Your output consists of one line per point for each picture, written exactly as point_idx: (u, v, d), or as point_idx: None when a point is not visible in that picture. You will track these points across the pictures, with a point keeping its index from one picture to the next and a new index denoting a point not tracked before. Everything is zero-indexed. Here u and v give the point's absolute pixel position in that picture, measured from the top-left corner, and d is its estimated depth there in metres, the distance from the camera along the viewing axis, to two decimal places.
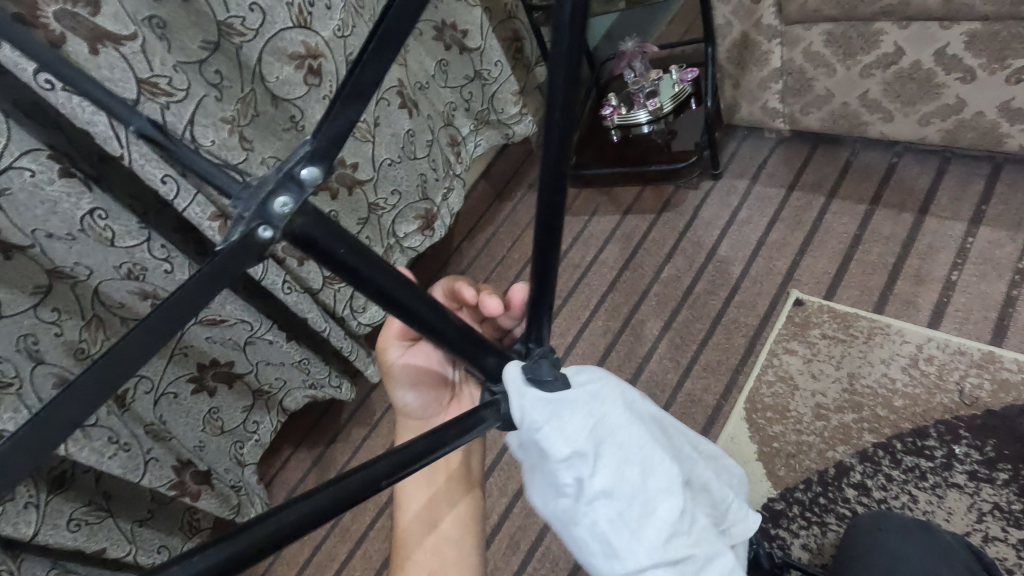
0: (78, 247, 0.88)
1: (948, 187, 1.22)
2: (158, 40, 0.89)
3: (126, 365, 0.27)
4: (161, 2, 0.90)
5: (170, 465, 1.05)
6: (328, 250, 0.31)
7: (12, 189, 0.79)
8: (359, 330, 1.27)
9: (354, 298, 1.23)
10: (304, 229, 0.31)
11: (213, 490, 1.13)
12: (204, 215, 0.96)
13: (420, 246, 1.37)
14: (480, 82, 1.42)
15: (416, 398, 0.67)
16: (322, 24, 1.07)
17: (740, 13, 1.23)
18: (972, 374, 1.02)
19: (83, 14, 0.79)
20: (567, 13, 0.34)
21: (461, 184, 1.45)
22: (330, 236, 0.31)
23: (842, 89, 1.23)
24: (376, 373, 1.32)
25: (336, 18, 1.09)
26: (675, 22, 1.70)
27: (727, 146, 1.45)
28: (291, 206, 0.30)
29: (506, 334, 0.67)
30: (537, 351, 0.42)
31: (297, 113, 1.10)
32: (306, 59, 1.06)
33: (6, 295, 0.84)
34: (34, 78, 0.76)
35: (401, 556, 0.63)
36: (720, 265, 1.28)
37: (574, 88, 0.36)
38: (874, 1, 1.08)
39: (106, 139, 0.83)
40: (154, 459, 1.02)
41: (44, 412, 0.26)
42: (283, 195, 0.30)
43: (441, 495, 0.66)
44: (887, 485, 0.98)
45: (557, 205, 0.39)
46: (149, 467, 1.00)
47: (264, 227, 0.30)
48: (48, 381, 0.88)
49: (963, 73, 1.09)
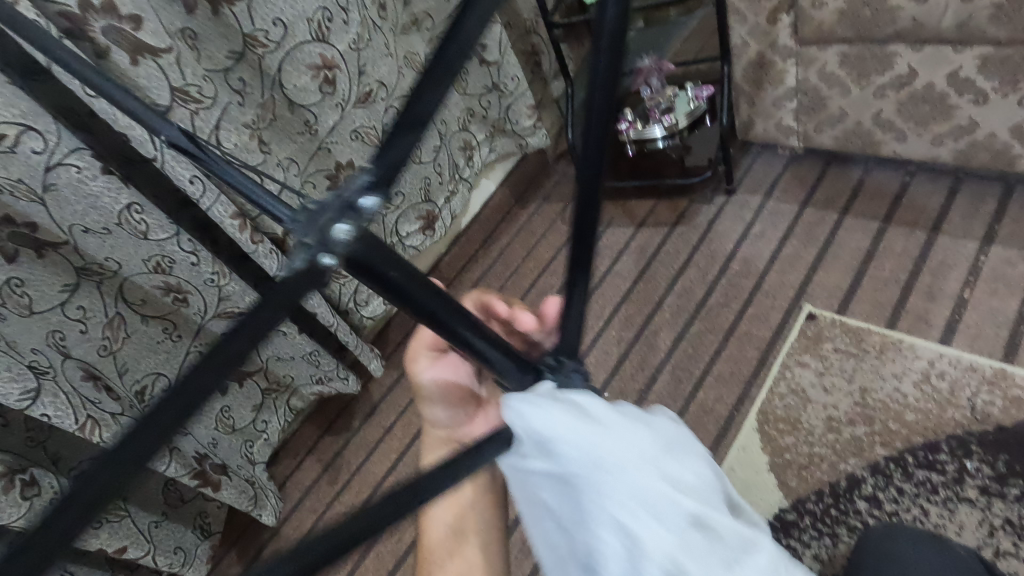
0: (111, 241, 0.90)
1: (960, 206, 1.24)
2: (189, 53, 0.94)
3: (213, 383, 0.28)
4: (194, 15, 0.95)
5: (191, 455, 1.08)
6: (385, 276, 0.33)
7: (58, 185, 0.83)
8: (361, 323, 1.32)
9: (359, 292, 1.28)
10: (359, 254, 0.32)
11: (232, 480, 1.15)
12: (226, 214, 0.98)
13: (421, 245, 1.40)
14: (497, 93, 1.45)
15: (445, 410, 0.69)
16: (339, 38, 1.09)
17: (756, 33, 1.26)
18: (984, 391, 1.03)
19: (126, 29, 0.84)
20: (605, 31, 0.40)
21: (466, 187, 1.49)
22: (385, 260, 0.33)
23: (856, 108, 1.26)
24: (380, 367, 1.34)
25: (352, 32, 1.11)
26: (691, 39, 1.74)
27: (742, 162, 1.48)
28: (351, 233, 0.31)
29: (533, 349, 0.69)
30: (569, 364, 0.44)
31: (311, 117, 1.13)
32: (322, 70, 1.09)
33: (36, 292, 0.86)
34: (80, 87, 0.80)
35: (430, 567, 0.66)
36: (733, 278, 1.31)
37: (610, 102, 0.42)
38: (889, 24, 1.11)
39: (142, 142, 0.87)
40: (177, 449, 1.05)
41: (131, 437, 0.27)
42: (342, 222, 0.31)
43: (471, 507, 0.67)
44: (898, 498, 0.99)
45: (590, 212, 0.44)
46: (174, 456, 1.04)
47: (326, 257, 0.31)
48: (76, 373, 0.92)
49: (975, 95, 1.11)
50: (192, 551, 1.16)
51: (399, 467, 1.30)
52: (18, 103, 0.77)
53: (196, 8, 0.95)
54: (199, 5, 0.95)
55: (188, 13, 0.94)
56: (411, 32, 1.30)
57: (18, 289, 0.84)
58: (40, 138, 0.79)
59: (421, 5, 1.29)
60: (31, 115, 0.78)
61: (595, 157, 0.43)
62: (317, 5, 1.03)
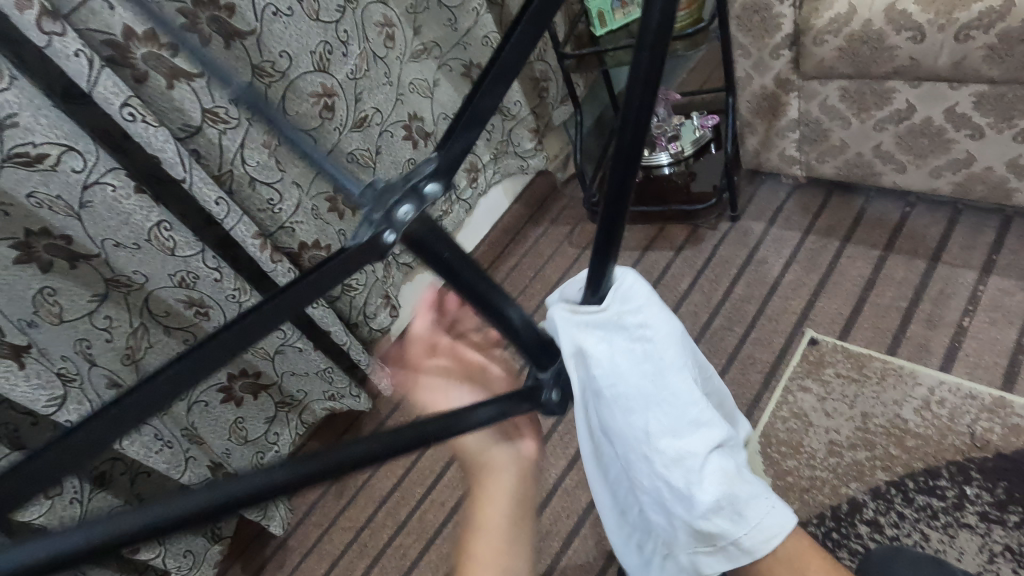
0: (140, 255, 0.94)
1: (959, 237, 1.27)
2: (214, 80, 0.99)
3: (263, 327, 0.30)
4: (208, 47, 0.99)
5: (204, 465, 1.13)
6: (437, 253, 0.36)
7: (93, 203, 0.87)
8: (369, 336, 1.35)
9: (366, 305, 1.32)
10: (417, 233, 0.35)
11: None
12: (248, 234, 1.02)
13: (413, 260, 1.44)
14: (502, 118, 1.51)
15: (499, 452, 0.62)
16: (338, 68, 1.15)
17: (759, 67, 1.31)
18: (984, 418, 1.04)
19: (165, 54, 0.89)
20: (652, 25, 0.35)
21: (462, 208, 1.51)
22: (438, 240, 0.36)
23: (856, 140, 1.30)
24: (390, 387, 1.38)
25: (351, 62, 1.17)
26: (697, 70, 1.80)
27: (746, 190, 1.52)
28: (411, 214, 0.34)
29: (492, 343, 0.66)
30: None
31: (310, 142, 1.16)
32: (322, 98, 1.13)
33: (69, 302, 0.91)
34: (119, 112, 0.84)
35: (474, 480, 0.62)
36: (736, 303, 1.33)
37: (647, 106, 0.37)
38: (887, 62, 1.15)
39: (173, 164, 0.90)
40: (192, 458, 1.10)
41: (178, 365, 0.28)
42: (405, 204, 0.34)
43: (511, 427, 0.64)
44: (899, 523, 1.00)
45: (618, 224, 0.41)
46: (188, 464, 1.09)
47: (387, 234, 0.34)
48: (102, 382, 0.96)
49: (972, 130, 1.15)
50: (202, 555, 1.20)
51: (404, 484, 1.31)
52: (62, 126, 0.81)
53: (210, 41, 0.98)
54: (213, 39, 0.99)
55: (204, 45, 0.99)
56: (422, 59, 1.35)
57: (50, 298, 0.89)
58: (79, 159, 0.83)
59: (430, 34, 1.36)
60: (72, 136, 0.82)
61: (626, 162, 0.39)
62: (319, 39, 1.11)
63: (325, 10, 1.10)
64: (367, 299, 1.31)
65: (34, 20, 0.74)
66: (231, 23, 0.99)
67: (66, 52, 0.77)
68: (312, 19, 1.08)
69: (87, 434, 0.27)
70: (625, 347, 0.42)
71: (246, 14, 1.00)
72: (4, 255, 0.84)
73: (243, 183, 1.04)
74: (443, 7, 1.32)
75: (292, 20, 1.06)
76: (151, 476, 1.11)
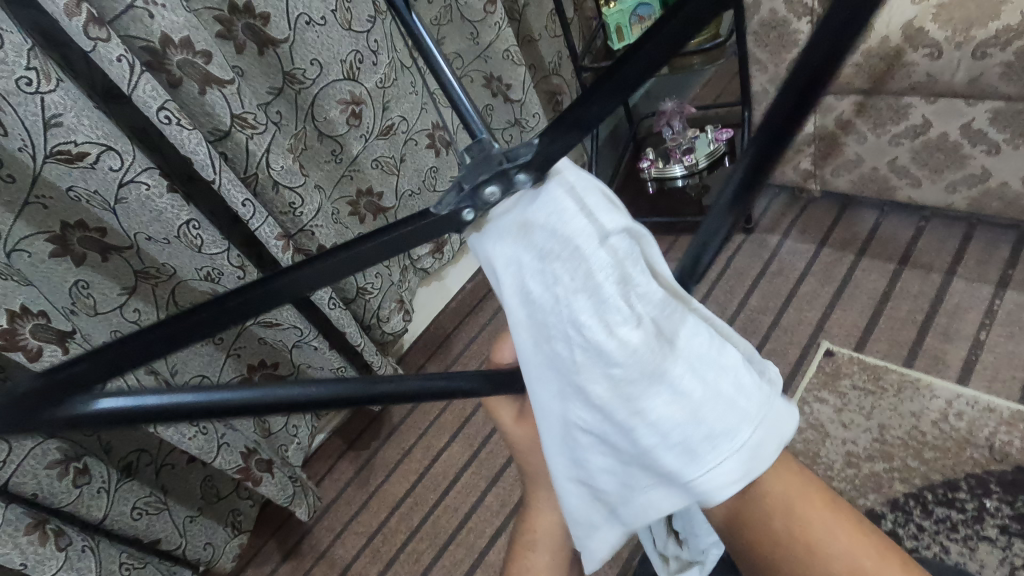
0: (170, 249, 0.96)
1: (975, 251, 1.27)
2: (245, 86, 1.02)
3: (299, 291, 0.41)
4: (242, 54, 1.03)
5: (239, 450, 1.12)
6: None
7: (128, 199, 0.88)
8: (383, 338, 1.37)
9: (381, 309, 1.33)
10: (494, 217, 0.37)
11: (274, 477, 1.18)
12: (272, 234, 1.05)
13: (431, 267, 1.46)
14: (519, 128, 1.55)
15: None
16: (367, 77, 1.17)
17: (775, 82, 1.33)
18: (1002, 431, 1.04)
19: (199, 62, 0.91)
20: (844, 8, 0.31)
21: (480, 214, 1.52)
22: None
23: (872, 155, 1.32)
24: None
25: (380, 72, 1.18)
26: (710, 85, 1.84)
27: (759, 203, 1.54)
28: (496, 196, 0.36)
29: None
30: None
31: (336, 147, 1.19)
32: (350, 105, 1.16)
33: (100, 295, 0.94)
34: (156, 114, 0.86)
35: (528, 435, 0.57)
36: (752, 314, 1.34)
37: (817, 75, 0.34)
38: (903, 78, 1.17)
39: (204, 165, 0.92)
40: (226, 444, 1.09)
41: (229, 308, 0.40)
42: (494, 184, 0.36)
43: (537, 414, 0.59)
44: (919, 535, 0.99)
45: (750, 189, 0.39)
46: (222, 450, 1.08)
47: (467, 211, 0.36)
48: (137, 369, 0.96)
49: (987, 145, 1.17)
50: (222, 548, 1.21)
51: (419, 488, 1.32)
52: (103, 125, 0.82)
53: (244, 48, 1.03)
54: (248, 46, 1.03)
55: (238, 52, 1.02)
56: None
57: (84, 291, 0.92)
58: (117, 157, 0.85)
59: (453, 46, 1.37)
60: (112, 136, 0.83)
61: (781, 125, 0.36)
62: (350, 48, 1.12)
63: (357, 21, 1.12)
64: (382, 302, 1.32)
65: (82, 25, 0.76)
66: (266, 31, 1.02)
67: (109, 57, 0.80)
68: (345, 28, 1.10)
69: (150, 344, 0.41)
70: (575, 246, 0.36)
71: (280, 23, 1.02)
72: (41, 249, 0.87)
73: (267, 186, 1.06)
74: (466, 21, 1.35)
75: (325, 29, 1.07)
76: (176, 467, 1.15)
